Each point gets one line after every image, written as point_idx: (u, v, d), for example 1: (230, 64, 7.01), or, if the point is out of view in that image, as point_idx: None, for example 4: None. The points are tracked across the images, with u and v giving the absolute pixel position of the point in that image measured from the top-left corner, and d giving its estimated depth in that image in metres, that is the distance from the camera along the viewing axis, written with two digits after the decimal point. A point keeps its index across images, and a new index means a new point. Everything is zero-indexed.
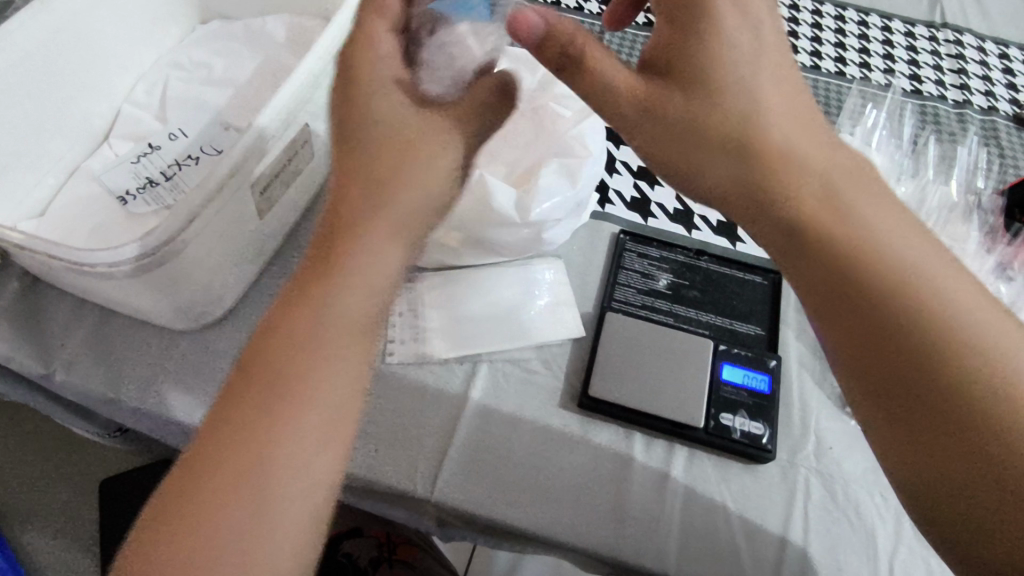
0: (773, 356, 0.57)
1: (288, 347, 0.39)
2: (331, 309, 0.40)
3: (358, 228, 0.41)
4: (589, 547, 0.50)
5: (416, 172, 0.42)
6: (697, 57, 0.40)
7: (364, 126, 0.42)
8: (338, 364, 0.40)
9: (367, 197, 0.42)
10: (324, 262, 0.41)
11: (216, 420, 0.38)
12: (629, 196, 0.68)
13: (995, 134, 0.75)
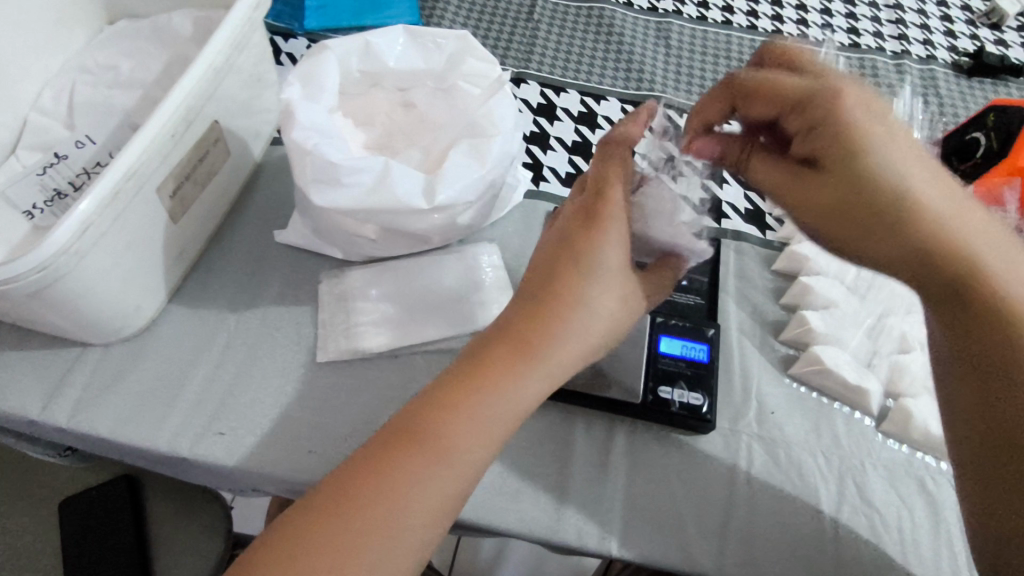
0: (712, 325, 0.56)
1: (499, 371, 0.40)
2: (543, 364, 0.41)
3: (582, 270, 0.42)
4: (531, 533, 0.48)
5: (600, 295, 0.42)
6: (827, 112, 0.42)
7: (614, 211, 0.44)
8: (509, 407, 0.40)
9: (559, 308, 0.41)
10: (523, 333, 0.41)
11: (379, 440, 0.39)
12: (564, 172, 0.66)
13: (935, 83, 0.74)
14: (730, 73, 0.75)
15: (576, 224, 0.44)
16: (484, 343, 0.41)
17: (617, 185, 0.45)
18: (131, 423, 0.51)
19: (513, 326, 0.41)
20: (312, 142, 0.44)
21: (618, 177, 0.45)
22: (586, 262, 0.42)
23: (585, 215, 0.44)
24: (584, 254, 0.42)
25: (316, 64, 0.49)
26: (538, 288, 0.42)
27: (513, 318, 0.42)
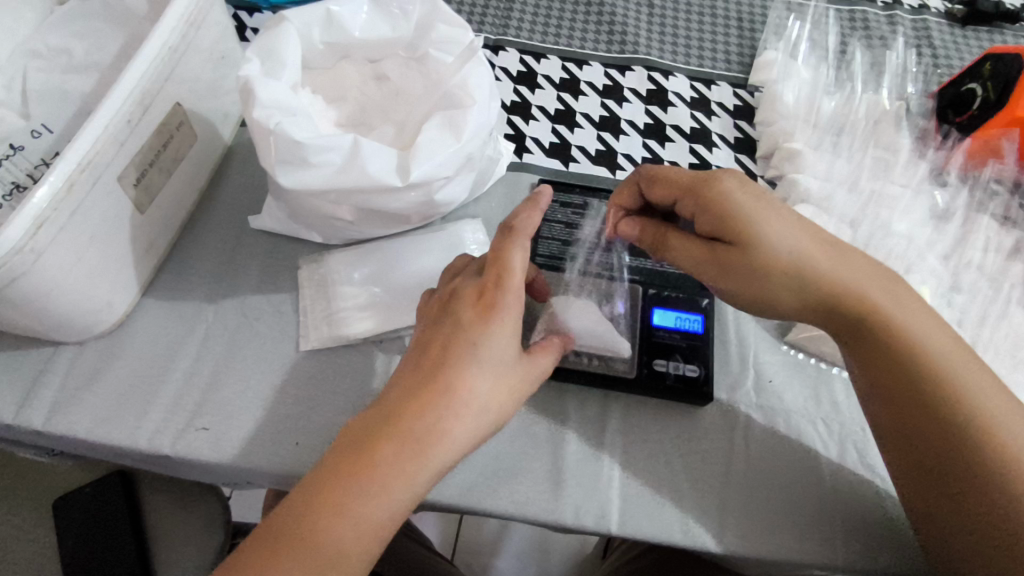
0: (707, 294, 0.54)
1: (384, 470, 0.38)
2: (434, 457, 0.39)
3: (475, 360, 0.40)
4: (529, 516, 0.47)
5: (476, 374, 0.40)
6: (728, 202, 0.44)
7: (512, 290, 0.42)
8: (396, 500, 0.38)
9: (439, 380, 0.40)
10: (407, 401, 0.39)
11: (314, 482, 0.38)
12: (548, 142, 0.64)
13: (927, 33, 0.71)
14: (715, 32, 0.72)
15: (471, 308, 0.42)
16: (375, 424, 0.39)
17: (517, 266, 0.43)
18: (110, 424, 0.49)
19: (404, 409, 0.39)
20: (274, 121, 0.40)
21: (519, 260, 0.43)
22: (478, 354, 0.41)
23: (483, 300, 0.42)
24: (479, 343, 0.41)
25: (275, 36, 0.45)
26: (428, 370, 0.40)
27: (400, 398, 0.40)
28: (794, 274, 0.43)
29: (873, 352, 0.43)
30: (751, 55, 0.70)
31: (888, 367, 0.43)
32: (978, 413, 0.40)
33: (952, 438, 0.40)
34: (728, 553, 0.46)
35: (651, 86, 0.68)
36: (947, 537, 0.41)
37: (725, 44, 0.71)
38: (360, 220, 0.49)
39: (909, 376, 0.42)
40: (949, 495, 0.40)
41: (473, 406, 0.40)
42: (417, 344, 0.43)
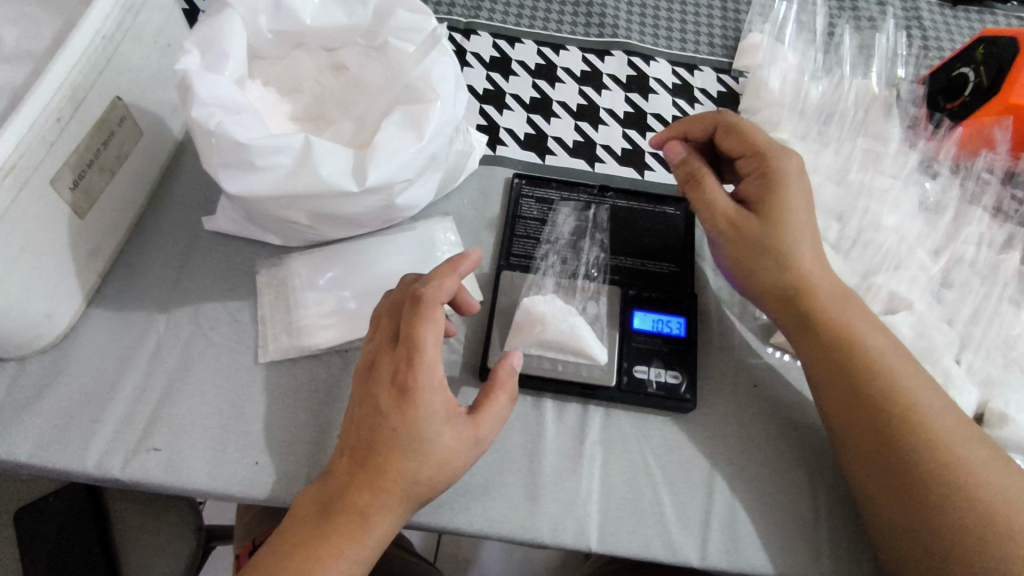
0: (689, 295, 0.52)
1: (345, 522, 0.39)
2: (370, 534, 0.39)
3: (399, 445, 0.39)
4: (503, 534, 0.44)
5: (418, 434, 0.40)
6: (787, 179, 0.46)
7: (425, 368, 0.40)
8: (348, 573, 0.39)
9: (384, 440, 0.40)
10: (362, 465, 0.40)
11: (284, 539, 0.40)
12: (523, 132, 0.61)
13: (918, 14, 0.68)
14: (698, 13, 0.69)
15: (386, 392, 0.40)
16: (324, 498, 0.40)
17: (428, 344, 0.40)
18: (53, 446, 0.45)
19: (345, 489, 0.40)
20: (216, 119, 0.37)
21: (429, 338, 0.40)
22: (401, 439, 0.40)
23: (398, 382, 0.40)
24: (398, 427, 0.40)
25: (217, 23, 0.41)
26: (369, 434, 0.40)
27: (342, 479, 0.40)
28: (786, 242, 0.45)
29: (822, 334, 0.44)
30: (736, 37, 0.67)
31: (835, 355, 0.43)
32: (917, 412, 0.41)
33: (900, 431, 0.41)
34: (712, 566, 0.44)
35: (631, 72, 0.64)
36: (886, 512, 0.41)
37: (709, 26, 0.68)
38: (317, 224, 0.46)
39: (856, 365, 0.43)
40: (880, 482, 0.41)
41: (413, 481, 0.40)
42: (347, 422, 0.42)
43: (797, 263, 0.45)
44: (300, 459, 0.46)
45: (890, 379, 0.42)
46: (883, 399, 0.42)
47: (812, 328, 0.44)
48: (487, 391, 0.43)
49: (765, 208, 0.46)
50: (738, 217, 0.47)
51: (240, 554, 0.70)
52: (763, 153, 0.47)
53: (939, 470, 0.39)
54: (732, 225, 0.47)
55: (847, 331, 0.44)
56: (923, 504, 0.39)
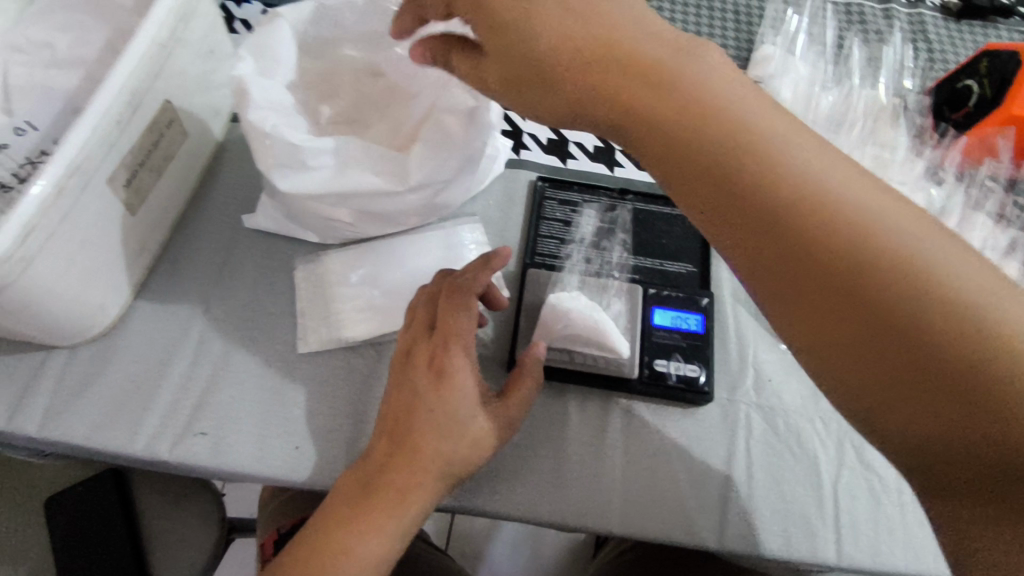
0: (706, 293, 0.54)
1: (384, 498, 0.42)
2: (408, 509, 0.42)
3: (435, 423, 0.43)
4: (532, 517, 0.47)
5: (451, 418, 0.43)
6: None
7: (460, 352, 0.44)
8: (389, 542, 0.42)
9: (419, 421, 0.43)
10: (400, 445, 0.43)
11: (329, 512, 0.43)
12: (546, 137, 0.63)
13: (923, 27, 0.71)
14: (712, 24, 0.72)
15: (423, 374, 0.44)
16: (363, 477, 0.43)
17: (463, 329, 0.44)
18: (106, 430, 0.48)
19: (385, 466, 0.42)
20: (271, 123, 0.40)
21: (464, 323, 0.44)
22: (438, 418, 0.43)
23: (434, 365, 0.44)
24: (435, 406, 0.43)
25: (270, 31, 0.44)
26: (406, 414, 0.43)
27: (380, 459, 0.43)
28: (672, 114, 0.33)
29: (815, 254, 0.29)
30: (749, 48, 0.70)
31: (801, 237, 0.30)
32: (934, 316, 0.27)
33: (952, 382, 0.27)
34: (729, 550, 0.47)
35: None
36: (942, 471, 0.28)
37: (723, 37, 0.71)
38: (359, 221, 0.51)
39: (868, 274, 0.28)
40: (937, 428, 0.27)
41: (448, 459, 0.43)
42: (384, 405, 0.45)
43: (685, 138, 0.33)
44: (339, 445, 0.49)
45: (908, 288, 0.28)
46: (898, 271, 0.28)
47: (744, 214, 0.31)
48: (514, 378, 0.47)
49: (607, 88, 0.34)
50: (608, 95, 0.34)
51: (264, 543, 0.70)
52: (599, 39, 0.34)
53: (1023, 393, 0.26)
54: (573, 102, 0.35)
55: (783, 213, 0.30)
56: (935, 438, 0.28)
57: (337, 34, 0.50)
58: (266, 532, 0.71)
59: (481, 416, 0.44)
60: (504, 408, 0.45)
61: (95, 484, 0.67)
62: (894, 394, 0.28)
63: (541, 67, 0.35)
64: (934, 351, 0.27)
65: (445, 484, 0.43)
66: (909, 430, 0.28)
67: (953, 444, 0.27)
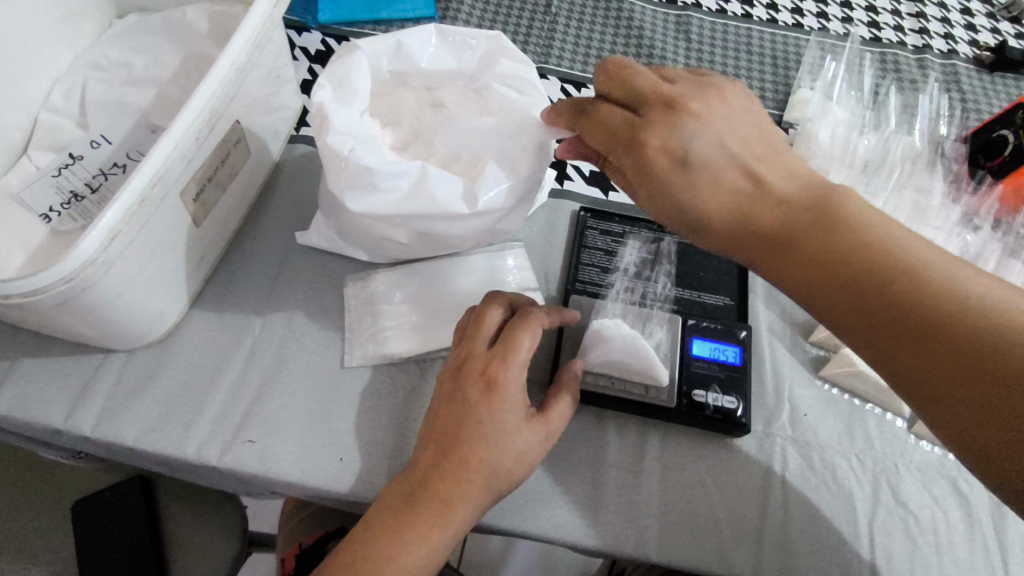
0: (744, 327, 0.55)
1: (428, 508, 0.43)
2: (451, 522, 0.43)
3: (482, 436, 0.43)
4: (569, 540, 0.48)
5: (497, 430, 0.44)
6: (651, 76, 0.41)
7: (514, 368, 0.45)
8: (431, 553, 0.43)
9: (465, 433, 0.44)
10: (446, 456, 0.43)
11: (373, 523, 0.43)
12: (588, 169, 0.66)
13: (957, 78, 0.73)
14: (751, 68, 0.74)
15: (475, 385, 0.45)
16: (408, 488, 0.44)
17: (524, 346, 0.45)
18: (158, 432, 0.50)
19: (431, 477, 0.43)
20: (348, 146, 0.43)
21: (526, 341, 0.45)
22: (485, 431, 0.44)
23: (487, 377, 0.45)
24: (484, 420, 0.44)
25: (347, 62, 0.47)
26: (453, 425, 0.44)
27: (426, 470, 0.44)
28: (815, 227, 0.38)
29: (907, 320, 0.36)
30: (785, 93, 0.73)
31: (905, 315, 0.36)
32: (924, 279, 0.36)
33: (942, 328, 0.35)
34: None
35: None
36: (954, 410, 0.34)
37: (760, 80, 0.73)
38: (414, 243, 0.52)
39: (956, 342, 0.34)
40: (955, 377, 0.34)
41: (493, 471, 0.44)
42: (432, 416, 0.46)
43: (817, 237, 0.38)
44: (381, 459, 0.50)
45: (896, 268, 0.36)
46: (974, 322, 0.34)
47: (860, 307, 0.37)
48: (556, 394, 0.48)
49: (754, 204, 0.39)
50: (755, 210, 0.39)
51: (285, 558, 0.69)
52: (742, 167, 0.40)
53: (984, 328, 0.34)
54: (730, 220, 0.40)
55: (909, 287, 0.36)
56: (1007, 448, 0.32)
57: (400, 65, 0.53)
58: (288, 546, 0.70)
59: (527, 431, 0.45)
60: (550, 424, 0.46)
61: (121, 489, 0.68)
62: (994, 431, 0.33)
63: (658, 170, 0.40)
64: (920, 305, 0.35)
65: (488, 496, 0.44)
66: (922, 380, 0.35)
67: (964, 377, 0.34)
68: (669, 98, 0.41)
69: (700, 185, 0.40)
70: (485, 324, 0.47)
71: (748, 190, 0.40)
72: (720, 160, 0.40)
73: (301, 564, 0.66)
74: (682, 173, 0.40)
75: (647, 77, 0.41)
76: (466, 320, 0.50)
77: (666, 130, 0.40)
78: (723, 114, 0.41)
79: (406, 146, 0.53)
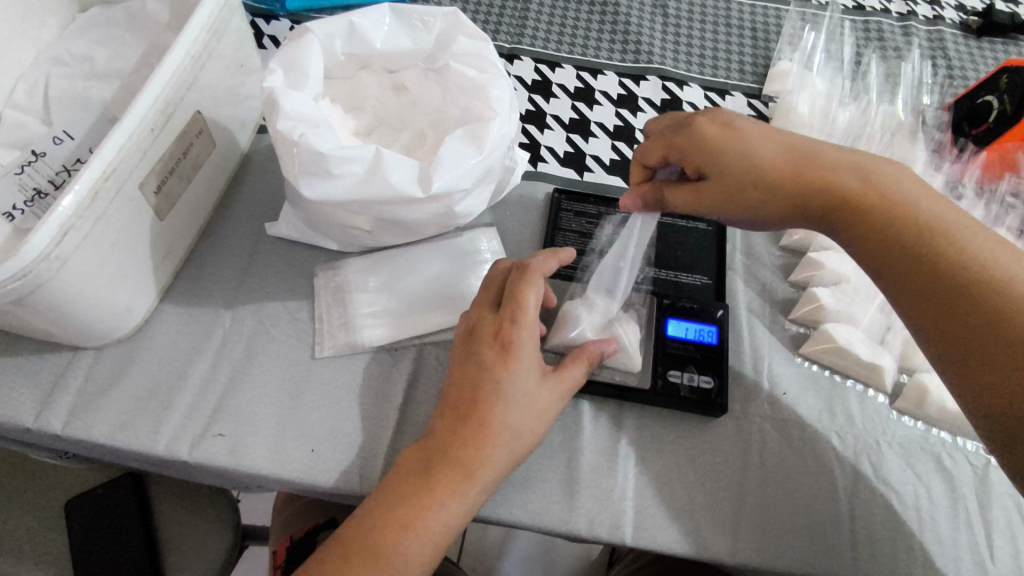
0: (720, 305, 0.54)
1: (448, 473, 0.42)
2: (474, 484, 0.42)
3: (500, 397, 0.43)
4: (543, 525, 0.47)
5: (515, 390, 0.44)
6: (711, 138, 0.47)
7: (526, 326, 0.45)
8: (453, 519, 0.42)
9: (483, 396, 0.43)
10: (465, 419, 0.43)
11: (388, 491, 0.42)
12: (562, 150, 0.64)
13: (942, 45, 0.71)
14: (729, 43, 0.73)
15: (489, 348, 0.45)
16: (427, 455, 0.43)
17: (532, 302, 0.46)
18: (127, 429, 0.49)
19: (450, 442, 0.43)
20: (300, 132, 0.43)
21: (532, 297, 0.45)
22: (503, 391, 0.44)
23: (500, 339, 0.45)
24: (500, 382, 0.44)
25: (299, 46, 0.48)
26: (471, 389, 0.44)
27: (446, 433, 0.43)
28: (875, 195, 0.43)
29: (942, 290, 0.40)
30: (765, 65, 0.71)
31: (941, 282, 0.40)
32: (964, 266, 0.40)
33: (979, 316, 0.39)
34: (742, 563, 0.46)
35: (665, 96, 0.68)
36: (981, 401, 0.38)
37: (739, 54, 0.72)
38: (377, 229, 0.52)
39: (989, 305, 0.39)
40: (1010, 371, 0.37)
41: (513, 433, 0.43)
42: (448, 382, 0.46)
43: (891, 206, 0.43)
44: (353, 448, 0.49)
45: (941, 266, 0.41)
46: (1007, 308, 0.38)
47: (933, 281, 0.41)
48: (572, 358, 0.48)
49: (849, 205, 0.44)
50: (806, 169, 0.45)
51: (277, 550, 0.66)
52: (832, 187, 0.44)
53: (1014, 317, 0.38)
54: (748, 197, 0.46)
55: (943, 258, 0.41)
56: None
57: (358, 48, 0.52)
58: (279, 538, 0.67)
59: (542, 391, 0.45)
60: (566, 384, 0.46)
61: (109, 488, 0.64)
62: None
63: (792, 196, 0.45)
64: (961, 293, 0.40)
65: (509, 457, 0.43)
66: (972, 372, 0.39)
67: (1004, 371, 0.37)
68: (711, 143, 0.47)
69: (751, 146, 0.46)
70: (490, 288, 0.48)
71: (792, 155, 0.46)
72: (784, 167, 0.45)
73: (290, 557, 0.64)
74: (728, 147, 0.46)
75: (711, 132, 0.47)
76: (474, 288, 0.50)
77: (713, 131, 0.47)
78: (738, 137, 0.47)
79: (370, 130, 0.55)
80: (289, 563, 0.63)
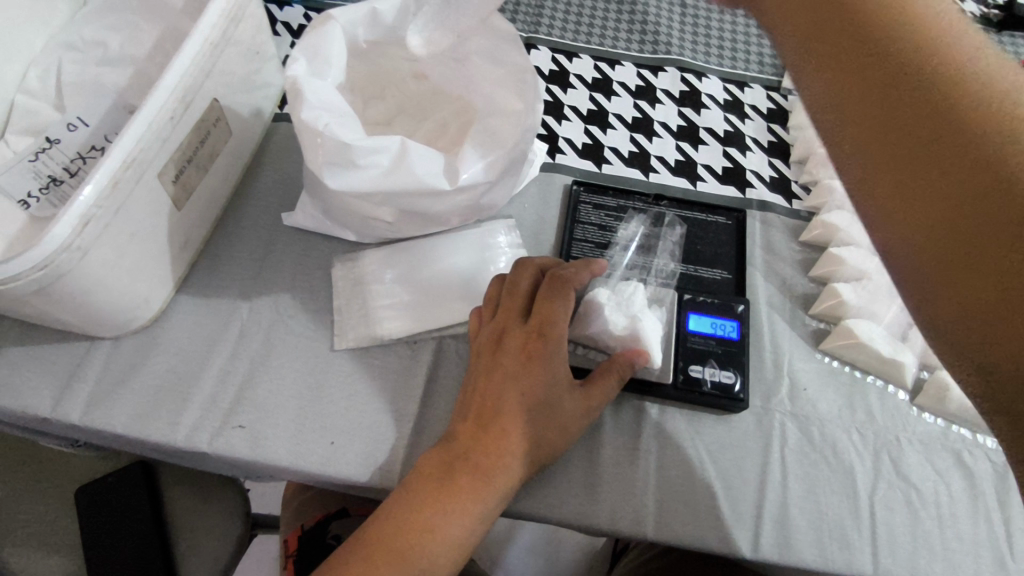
0: (741, 301, 0.54)
1: (471, 480, 0.42)
2: (494, 490, 0.42)
3: (526, 407, 0.43)
4: (565, 520, 0.47)
5: (541, 402, 0.44)
6: None
7: (555, 339, 0.45)
8: (473, 525, 0.42)
9: (509, 404, 0.43)
10: (490, 427, 0.43)
11: (408, 495, 0.42)
12: (580, 142, 0.64)
13: None
14: (749, 34, 0.72)
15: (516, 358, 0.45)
16: (448, 460, 0.43)
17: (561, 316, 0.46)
18: (144, 421, 0.48)
19: (472, 449, 0.43)
20: (324, 122, 0.43)
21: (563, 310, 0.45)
22: (529, 402, 0.44)
23: (529, 350, 0.45)
24: (527, 392, 0.44)
25: (320, 34, 0.48)
26: (496, 397, 0.44)
27: (468, 439, 0.43)
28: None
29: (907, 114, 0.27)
30: None
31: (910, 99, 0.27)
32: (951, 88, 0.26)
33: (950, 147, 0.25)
34: (761, 558, 0.46)
35: (684, 88, 0.68)
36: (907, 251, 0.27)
37: (759, 45, 0.71)
38: (399, 220, 0.52)
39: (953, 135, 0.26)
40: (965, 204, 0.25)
41: (535, 443, 0.43)
42: (469, 389, 0.46)
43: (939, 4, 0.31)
44: (372, 441, 0.49)
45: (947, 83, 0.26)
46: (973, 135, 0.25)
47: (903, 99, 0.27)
48: (601, 370, 0.47)
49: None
50: None
51: (287, 539, 0.65)
52: None
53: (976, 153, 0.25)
54: None
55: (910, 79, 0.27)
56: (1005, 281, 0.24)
57: (380, 34, 0.52)
58: (288, 527, 0.67)
59: (566, 401, 0.45)
60: (591, 396, 0.46)
61: (119, 478, 0.63)
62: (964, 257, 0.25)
63: None
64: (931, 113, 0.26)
65: (529, 464, 0.44)
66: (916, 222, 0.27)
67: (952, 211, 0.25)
68: None
69: None
70: (518, 292, 0.48)
71: None
72: None
73: (303, 549, 0.63)
74: None
75: None
76: (498, 291, 0.50)
77: None
78: None
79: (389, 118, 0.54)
80: (299, 553, 0.62)
